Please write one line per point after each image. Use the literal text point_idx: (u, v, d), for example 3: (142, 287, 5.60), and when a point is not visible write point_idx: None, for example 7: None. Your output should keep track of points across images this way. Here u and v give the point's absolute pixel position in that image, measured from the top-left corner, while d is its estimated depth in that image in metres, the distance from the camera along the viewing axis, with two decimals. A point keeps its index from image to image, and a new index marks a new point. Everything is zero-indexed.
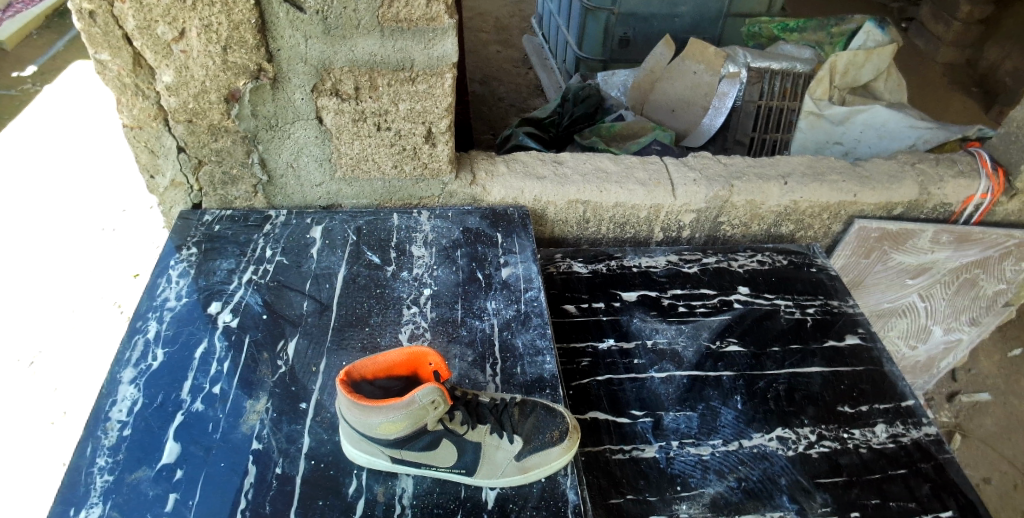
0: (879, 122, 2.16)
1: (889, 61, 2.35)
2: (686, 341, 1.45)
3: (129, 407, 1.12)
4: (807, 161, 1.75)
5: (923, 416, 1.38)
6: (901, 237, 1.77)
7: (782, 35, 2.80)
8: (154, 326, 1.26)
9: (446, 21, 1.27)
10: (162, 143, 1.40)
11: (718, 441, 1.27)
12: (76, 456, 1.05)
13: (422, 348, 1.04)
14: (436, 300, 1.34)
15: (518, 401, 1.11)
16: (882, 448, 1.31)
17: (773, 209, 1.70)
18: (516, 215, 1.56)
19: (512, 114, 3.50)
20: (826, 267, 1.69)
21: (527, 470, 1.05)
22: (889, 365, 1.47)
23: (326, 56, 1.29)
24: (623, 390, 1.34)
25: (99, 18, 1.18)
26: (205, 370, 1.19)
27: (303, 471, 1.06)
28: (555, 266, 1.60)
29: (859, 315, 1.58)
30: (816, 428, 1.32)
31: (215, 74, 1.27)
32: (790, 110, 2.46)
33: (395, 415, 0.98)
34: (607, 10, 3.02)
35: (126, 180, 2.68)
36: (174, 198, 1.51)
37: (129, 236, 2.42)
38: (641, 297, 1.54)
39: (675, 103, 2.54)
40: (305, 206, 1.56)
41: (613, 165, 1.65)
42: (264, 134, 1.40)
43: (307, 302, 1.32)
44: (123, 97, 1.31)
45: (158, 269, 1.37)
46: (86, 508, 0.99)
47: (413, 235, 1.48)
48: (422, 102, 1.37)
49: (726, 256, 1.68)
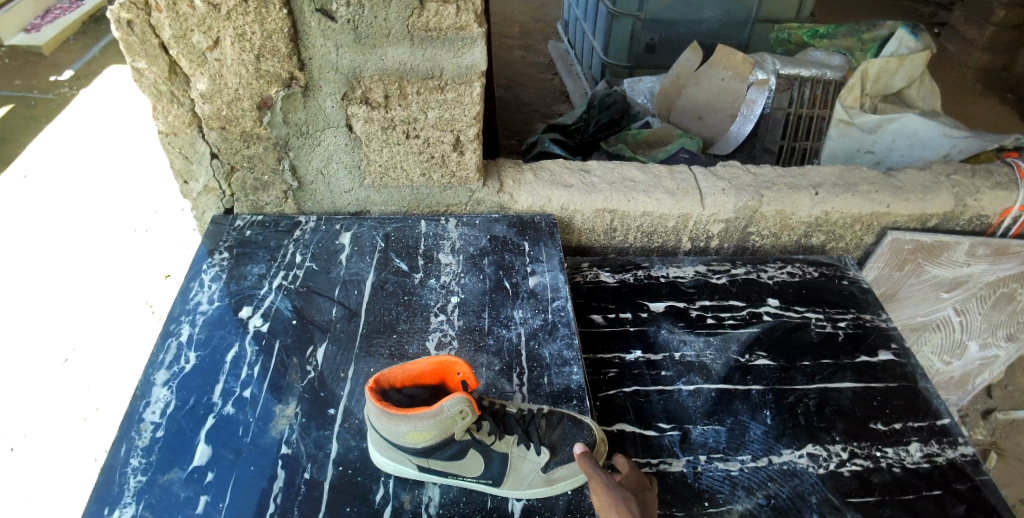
0: (910, 130, 2.13)
1: (923, 68, 2.31)
2: (714, 353, 1.43)
3: (162, 409, 1.14)
4: (839, 171, 1.71)
5: (959, 434, 1.34)
6: (936, 250, 1.73)
7: (812, 41, 2.74)
8: (187, 330, 1.28)
9: (475, 30, 1.27)
10: (196, 149, 1.42)
11: (747, 457, 1.25)
12: (110, 457, 1.07)
13: (451, 358, 1.04)
14: (464, 307, 1.34)
15: (545, 412, 1.10)
16: (915, 468, 1.28)
17: (804, 220, 1.66)
18: (543, 223, 1.55)
19: (537, 119, 3.49)
20: (858, 280, 1.66)
21: (552, 483, 1.05)
22: (923, 382, 1.43)
23: (357, 65, 1.30)
24: (650, 402, 1.33)
25: (136, 27, 1.20)
26: (236, 374, 1.20)
27: (332, 477, 1.06)
28: (581, 275, 1.59)
29: (892, 329, 1.54)
30: (847, 445, 1.30)
31: (248, 82, 1.29)
32: (820, 118, 2.42)
33: (423, 424, 0.98)
34: (632, 16, 3.00)
35: (159, 182, 2.73)
36: (206, 203, 1.53)
37: (161, 237, 2.46)
38: (668, 308, 1.52)
39: (702, 110, 2.49)
40: (334, 212, 1.57)
41: (641, 174, 1.64)
42: (295, 141, 1.41)
43: (336, 307, 1.33)
44: (159, 103, 1.33)
45: (191, 273, 1.40)
46: (119, 508, 1.01)
47: (441, 242, 1.48)
48: (451, 111, 1.38)
49: (756, 267, 1.66)
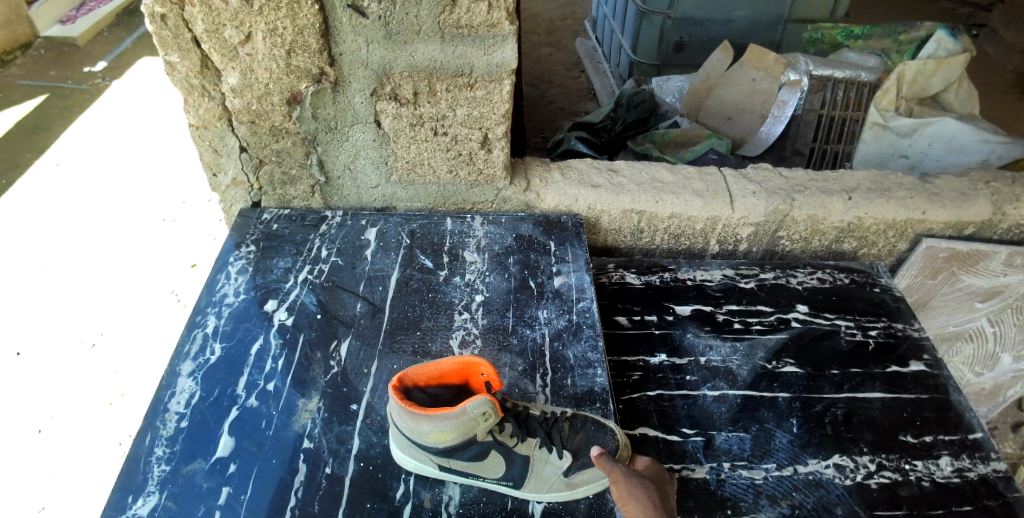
0: (948, 134, 2.08)
1: (961, 71, 2.24)
2: (740, 359, 1.41)
3: (186, 399, 1.15)
4: (873, 176, 1.67)
5: (992, 450, 1.30)
6: (971, 258, 1.68)
7: (847, 41, 2.70)
8: (213, 321, 1.29)
9: (506, 27, 1.26)
10: (225, 142, 1.43)
11: (771, 465, 1.23)
12: (135, 446, 1.08)
13: (475, 358, 1.03)
14: (488, 306, 1.33)
15: (569, 415, 1.10)
16: (945, 482, 1.24)
17: (836, 225, 1.63)
18: (569, 223, 1.54)
19: (562, 117, 3.47)
20: (891, 288, 1.62)
21: (573, 487, 1.04)
22: (956, 394, 1.39)
23: (387, 61, 1.29)
24: (674, 406, 1.31)
25: (170, 21, 1.21)
26: (261, 367, 1.21)
27: (353, 473, 1.06)
28: (606, 276, 1.58)
29: (925, 340, 1.50)
30: (875, 457, 1.27)
31: (279, 76, 1.29)
32: (853, 120, 2.38)
33: (446, 424, 0.98)
34: (663, 14, 2.96)
35: (187, 173, 2.77)
36: (234, 195, 1.54)
37: (188, 227, 2.49)
38: (695, 311, 1.50)
39: (732, 111, 2.44)
40: (360, 207, 1.57)
41: (669, 175, 1.62)
42: (323, 136, 1.41)
43: (360, 303, 1.33)
44: (190, 97, 1.34)
45: (218, 265, 1.41)
46: (143, 497, 1.02)
47: (466, 240, 1.48)
48: (480, 108, 1.37)
49: (785, 272, 1.63)
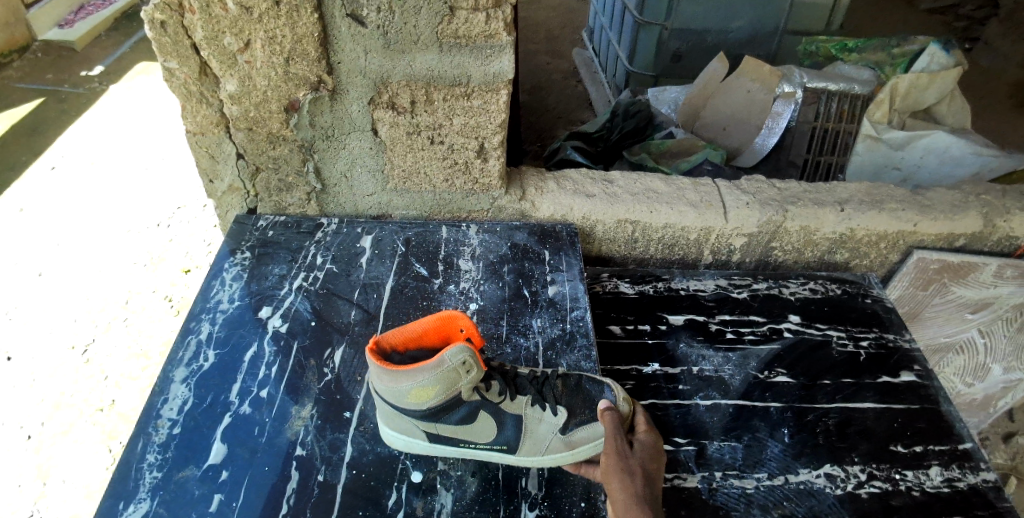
0: (942, 147, 2.10)
1: (954, 83, 2.26)
2: (733, 369, 1.42)
3: (179, 406, 1.15)
4: (866, 188, 1.68)
5: (982, 460, 1.31)
6: (962, 270, 1.70)
7: (840, 54, 2.74)
8: (207, 328, 1.29)
9: (504, 38, 1.27)
10: (222, 149, 1.43)
11: (763, 475, 1.23)
12: (127, 452, 1.08)
13: (452, 312, 1.01)
14: (482, 315, 1.34)
15: (561, 374, 1.11)
16: (935, 492, 1.25)
17: (828, 236, 1.64)
18: (564, 232, 1.54)
19: (559, 126, 3.49)
20: (883, 299, 1.63)
21: (573, 446, 1.06)
22: (947, 405, 1.40)
23: (385, 70, 1.30)
24: (668, 415, 1.32)
25: (169, 27, 1.22)
26: (254, 373, 1.21)
27: (345, 480, 1.07)
28: (601, 285, 1.59)
29: (916, 351, 1.51)
30: (866, 467, 1.27)
31: (277, 84, 1.30)
32: (847, 132, 2.37)
33: (425, 379, 0.97)
34: (659, 25, 2.97)
35: (183, 178, 2.77)
36: (231, 202, 1.54)
37: (183, 233, 2.48)
38: (689, 321, 1.51)
39: (728, 121, 2.47)
40: (355, 215, 1.58)
41: (664, 185, 1.63)
42: (321, 144, 1.42)
43: (355, 311, 1.33)
44: (189, 104, 1.35)
45: (213, 271, 1.41)
46: (134, 503, 1.02)
47: (461, 249, 1.48)
48: (476, 117, 1.38)
49: (777, 282, 1.64)
